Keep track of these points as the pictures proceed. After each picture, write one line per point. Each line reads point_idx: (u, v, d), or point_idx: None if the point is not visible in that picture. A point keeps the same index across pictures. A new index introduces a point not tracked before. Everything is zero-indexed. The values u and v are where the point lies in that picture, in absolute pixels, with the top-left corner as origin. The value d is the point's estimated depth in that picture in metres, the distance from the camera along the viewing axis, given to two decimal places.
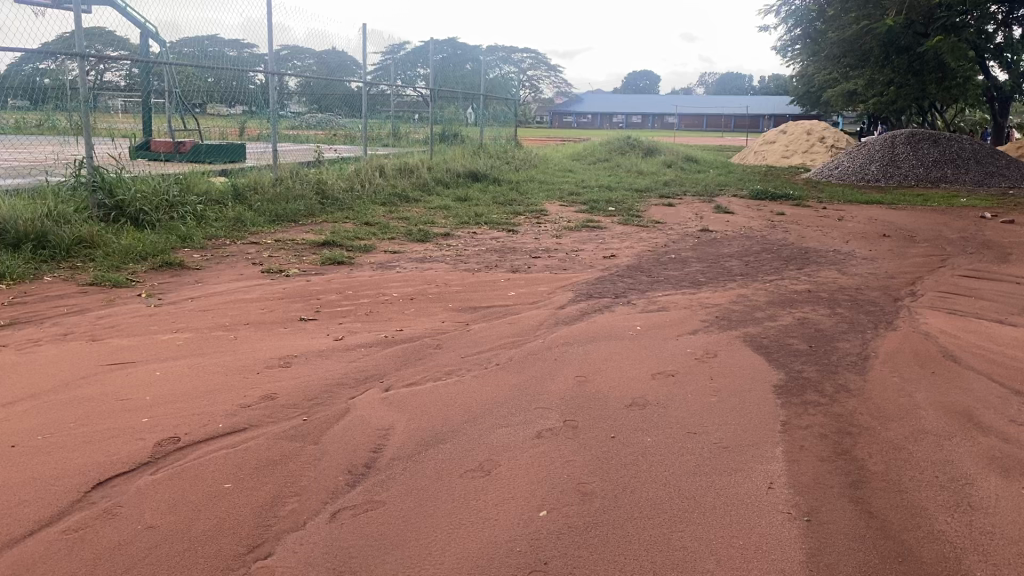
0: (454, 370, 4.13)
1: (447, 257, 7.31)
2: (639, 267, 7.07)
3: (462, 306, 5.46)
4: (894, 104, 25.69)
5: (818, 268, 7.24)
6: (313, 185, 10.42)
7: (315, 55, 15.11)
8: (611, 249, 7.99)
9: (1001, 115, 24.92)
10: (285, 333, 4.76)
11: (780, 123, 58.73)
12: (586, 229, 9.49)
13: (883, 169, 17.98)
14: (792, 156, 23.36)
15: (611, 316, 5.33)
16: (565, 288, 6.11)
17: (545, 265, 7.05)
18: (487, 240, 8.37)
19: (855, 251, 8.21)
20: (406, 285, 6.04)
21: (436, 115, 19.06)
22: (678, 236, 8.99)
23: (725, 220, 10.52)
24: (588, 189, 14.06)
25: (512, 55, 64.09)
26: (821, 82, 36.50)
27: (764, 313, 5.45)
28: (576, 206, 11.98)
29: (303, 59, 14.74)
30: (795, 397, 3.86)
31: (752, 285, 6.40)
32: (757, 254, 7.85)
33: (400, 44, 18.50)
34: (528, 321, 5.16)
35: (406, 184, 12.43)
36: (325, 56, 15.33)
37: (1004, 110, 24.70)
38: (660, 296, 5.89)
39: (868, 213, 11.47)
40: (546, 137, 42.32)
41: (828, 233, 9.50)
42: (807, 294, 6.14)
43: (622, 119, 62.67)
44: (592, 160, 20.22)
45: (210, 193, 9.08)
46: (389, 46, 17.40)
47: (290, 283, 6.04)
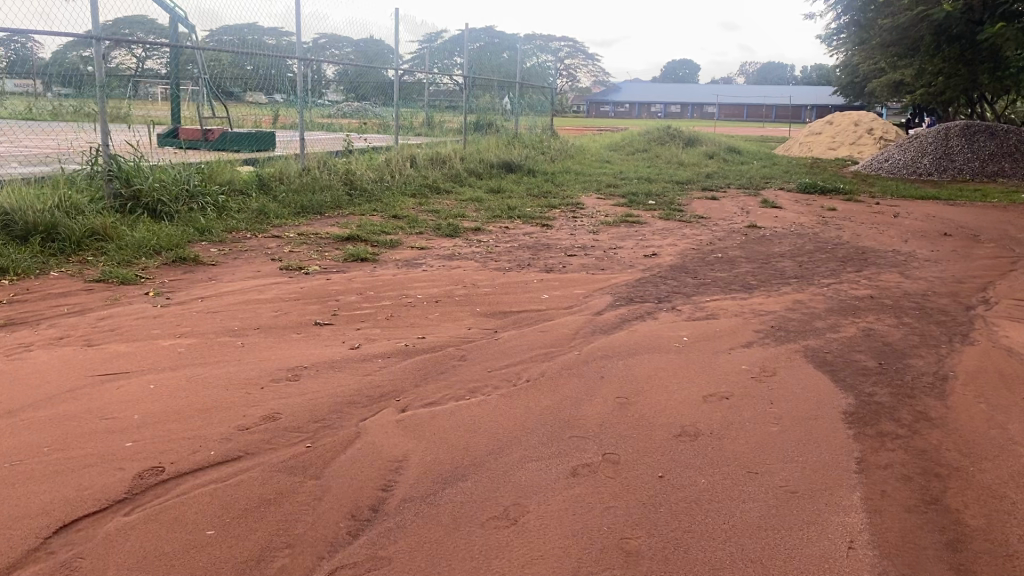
0: (479, 386, 3.70)
1: (477, 254, 6.89)
2: (684, 267, 6.58)
3: (491, 310, 5.02)
4: (946, 95, 24.75)
5: (878, 271, 6.69)
6: (340, 175, 10.05)
7: (352, 43, 14.76)
8: (653, 247, 7.50)
9: None
10: (296, 339, 4.36)
11: (823, 114, 57.47)
12: (625, 224, 9.00)
13: (936, 162, 17.15)
14: (839, 147, 22.58)
15: (654, 324, 4.86)
16: (604, 291, 5.65)
17: (582, 264, 6.59)
18: (520, 236, 7.93)
19: (916, 252, 7.63)
20: (432, 285, 5.62)
21: (471, 104, 18.64)
22: (723, 232, 8.47)
23: (772, 216, 9.95)
24: (627, 181, 13.55)
25: (549, 44, 63.35)
26: (866, 72, 35.46)
27: (824, 324, 4.94)
28: (615, 199, 11.49)
29: (340, 47, 14.42)
30: (869, 428, 3.36)
31: (808, 290, 5.88)
32: (810, 255, 7.31)
33: (435, 31, 18.08)
34: (562, 329, 4.70)
35: (437, 174, 12.03)
36: (362, 44, 14.97)
37: None
38: (707, 302, 5.40)
39: (924, 209, 10.83)
40: (582, 128, 41.76)
41: (884, 231, 8.90)
42: (869, 301, 5.60)
43: (661, 109, 61.76)
44: (630, 150, 19.66)
45: (232, 183, 8.75)
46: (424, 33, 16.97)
47: (309, 281, 5.65)
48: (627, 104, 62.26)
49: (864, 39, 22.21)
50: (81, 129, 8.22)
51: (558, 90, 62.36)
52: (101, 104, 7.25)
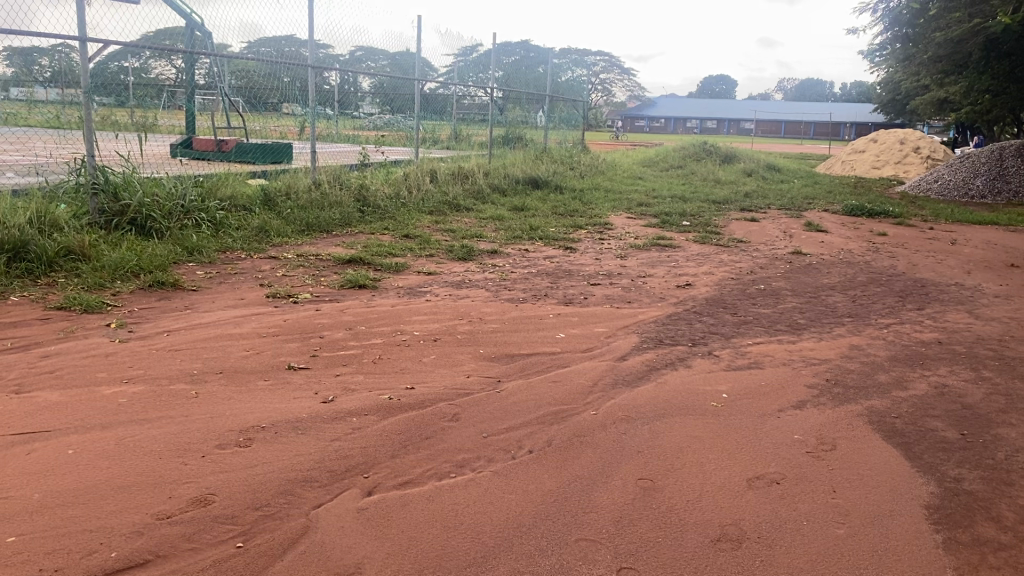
0: (469, 458, 3.01)
1: (490, 281, 6.21)
2: (721, 302, 5.83)
3: (497, 352, 4.32)
4: (993, 114, 23.77)
5: (943, 308, 5.91)
6: (353, 191, 9.42)
7: (387, 55, 14.26)
8: (687, 276, 6.76)
9: None
10: (261, 388, 3.69)
11: (862, 132, 56.27)
12: (656, 248, 8.28)
13: (990, 184, 16.23)
14: (884, 166, 21.66)
15: (688, 375, 4.12)
16: (629, 330, 4.92)
17: (607, 296, 5.87)
18: (540, 260, 7.25)
19: (982, 286, 6.83)
20: (433, 319, 4.94)
21: (500, 117, 18.03)
22: (765, 260, 7.71)
23: (817, 241, 9.17)
24: (659, 199, 12.83)
25: (583, 57, 62.84)
26: (909, 89, 34.38)
27: (889, 378, 4.18)
28: (646, 219, 10.77)
29: (374, 59, 13.93)
30: (963, 535, 2.61)
31: (865, 332, 5.11)
32: (864, 289, 6.53)
33: (471, 45, 17.56)
34: (577, 379, 3.98)
35: (459, 190, 11.40)
36: (394, 55, 14.48)
37: None
38: (749, 347, 4.65)
39: (983, 236, 9.97)
40: (615, 142, 41.05)
41: (943, 260, 8.09)
42: (939, 348, 4.82)
43: (696, 124, 60.92)
44: (665, 167, 18.93)
45: (234, 199, 8.16)
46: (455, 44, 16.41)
47: (294, 312, 5.01)
48: (662, 119, 61.41)
49: (910, 55, 21.32)
50: (66, 138, 7.65)
51: (593, 104, 61.77)
52: (87, 111, 6.68)
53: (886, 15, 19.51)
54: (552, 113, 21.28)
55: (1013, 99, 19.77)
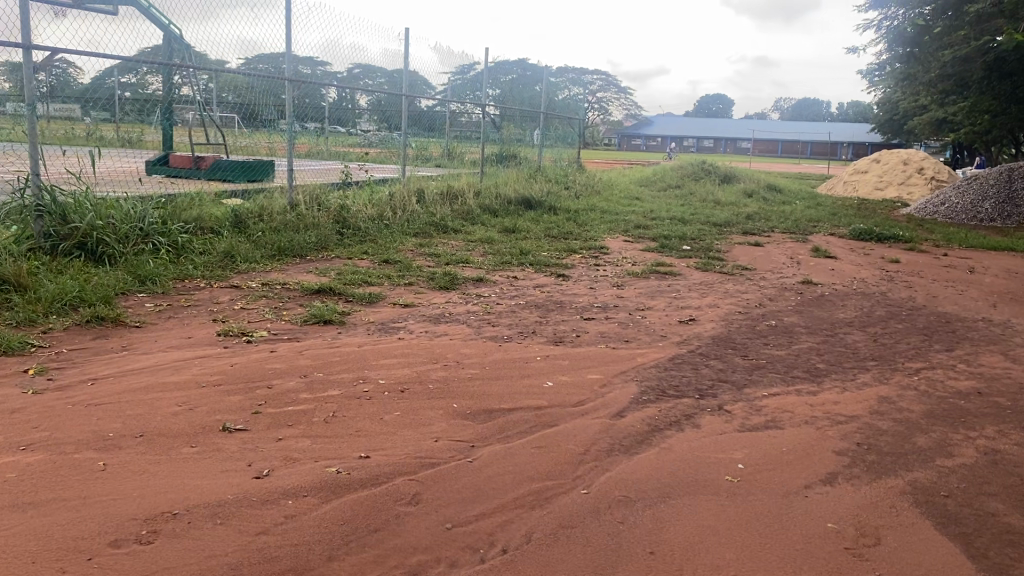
0: (425, 564, 2.40)
1: (473, 314, 5.60)
2: (730, 342, 5.22)
3: (473, 407, 3.71)
4: (995, 135, 23.40)
5: (975, 349, 5.32)
6: (331, 212, 8.81)
7: (384, 71, 13.75)
8: (690, 310, 6.16)
9: None
10: (186, 457, 3.06)
11: (859, 151, 56.02)
12: (656, 276, 7.68)
13: (999, 207, 15.71)
14: (887, 188, 21.18)
15: (698, 438, 3.51)
16: (627, 377, 4.31)
17: (602, 333, 5.27)
18: (530, 289, 6.65)
19: (1012, 322, 6.24)
20: (403, 363, 4.33)
21: (494, 134, 17.47)
22: (774, 291, 7.12)
23: (827, 269, 8.59)
24: (658, 221, 12.27)
25: (580, 75, 62.50)
26: (907, 109, 34.05)
27: (931, 442, 3.56)
28: (644, 243, 10.21)
29: (373, 76, 13.41)
30: None
31: (894, 380, 4.50)
32: (885, 326, 5.94)
33: (468, 61, 17.05)
34: (565, 443, 3.37)
35: (447, 211, 10.82)
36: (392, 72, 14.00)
37: None
38: (765, 402, 4.03)
39: (1000, 263, 9.43)
40: (612, 161, 40.54)
41: (964, 292, 7.51)
42: (980, 401, 4.21)
43: (693, 143, 60.59)
44: (663, 186, 18.40)
45: (200, 221, 7.57)
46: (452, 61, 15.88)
47: (245, 355, 4.39)
48: (659, 137, 61.15)
49: (912, 75, 20.92)
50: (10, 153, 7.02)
51: (589, 122, 61.48)
52: (31, 125, 6.09)
53: (888, 32, 19.13)
54: (548, 131, 20.80)
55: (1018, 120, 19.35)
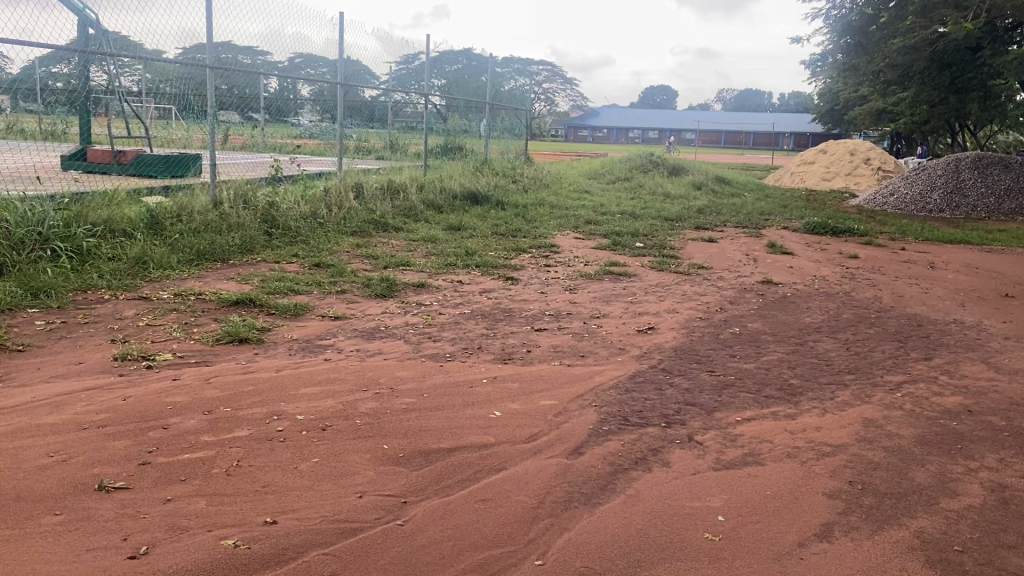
0: None
1: (411, 327, 5.04)
2: (693, 354, 4.75)
3: (405, 449, 3.16)
4: (935, 126, 23.62)
5: (954, 357, 4.95)
6: (258, 211, 8.14)
7: (326, 60, 13.05)
8: (648, 317, 5.68)
9: None
10: (43, 532, 2.46)
11: (801, 142, 56.68)
12: (609, 277, 7.20)
13: (947, 197, 15.67)
14: (834, 179, 21.14)
15: (669, 479, 3.01)
16: (584, 402, 3.80)
17: (554, 346, 4.75)
18: (475, 295, 6.11)
19: (984, 323, 5.92)
20: (327, 392, 3.76)
21: (438, 126, 16.86)
22: (734, 293, 6.70)
23: (785, 267, 8.22)
24: (608, 216, 11.86)
25: (526, 66, 61.96)
26: (848, 100, 34.37)
27: (931, 479, 3.13)
28: (595, 240, 9.75)
29: (315, 65, 12.71)
30: None
31: (876, 399, 4.09)
32: (855, 332, 5.56)
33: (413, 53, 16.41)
34: (515, 494, 2.84)
35: (387, 207, 10.22)
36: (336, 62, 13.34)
37: None
38: (740, 430, 3.56)
39: (955, 257, 9.22)
40: (559, 153, 40.08)
41: (928, 290, 7.19)
42: (972, 422, 3.81)
43: (639, 134, 60.62)
44: (611, 179, 17.99)
45: (110, 222, 6.85)
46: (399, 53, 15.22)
47: (143, 386, 3.77)
48: (606, 129, 60.93)
49: (855, 65, 20.90)
50: None
51: (535, 114, 60.96)
52: None
53: (834, 22, 18.99)
54: (495, 122, 20.20)
55: (956, 111, 19.46)
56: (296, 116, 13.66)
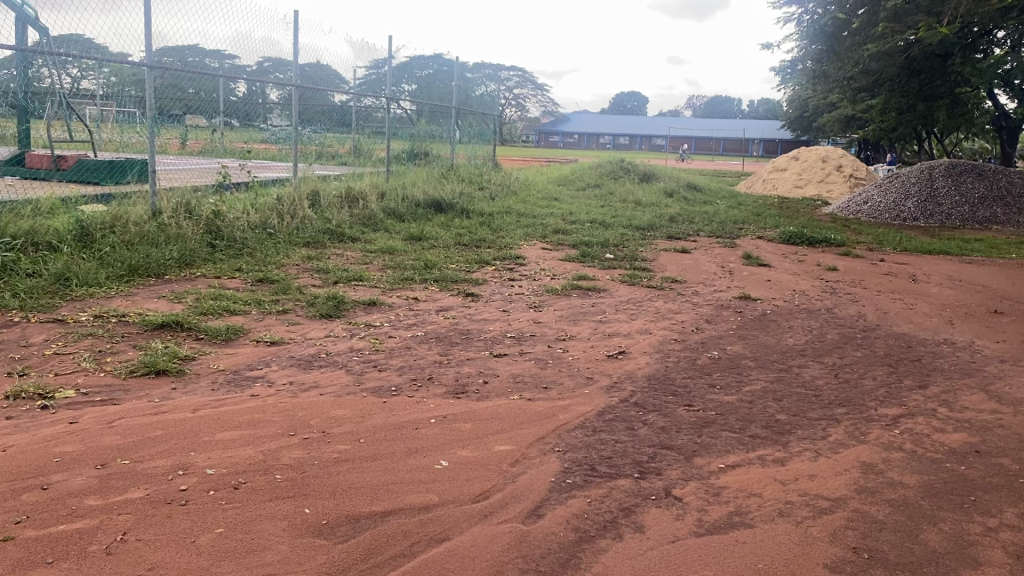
0: None
1: (356, 353, 4.52)
2: (669, 384, 4.28)
3: (329, 514, 2.66)
4: (904, 133, 23.58)
5: (952, 385, 4.54)
6: (201, 221, 7.57)
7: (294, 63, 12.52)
8: (618, 339, 5.21)
9: (1008, 145, 23.23)
10: None
11: (769, 149, 56.92)
12: (578, 293, 6.74)
13: (921, 205, 15.44)
14: (806, 186, 20.91)
15: (644, 550, 2.53)
16: (544, 447, 3.31)
17: (514, 374, 4.26)
18: (432, 314, 5.61)
19: (977, 344, 5.54)
20: (248, 439, 3.24)
21: (404, 131, 16.33)
22: (710, 310, 6.26)
23: (763, 280, 7.83)
24: (577, 225, 11.42)
25: (497, 71, 61.55)
26: (817, 107, 34.42)
27: (948, 544, 2.68)
28: (564, 250, 9.31)
29: (281, 69, 12.18)
30: None
31: (873, 437, 3.64)
32: (841, 355, 5.14)
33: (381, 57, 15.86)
34: (458, 575, 2.35)
35: (345, 216, 9.69)
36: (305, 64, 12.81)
37: (1012, 141, 23.07)
38: (723, 481, 3.08)
39: (935, 269, 8.91)
40: (530, 157, 39.63)
41: (913, 307, 6.83)
42: (982, 465, 3.39)
43: (610, 139, 60.52)
44: (582, 186, 17.58)
45: (32, 234, 6.26)
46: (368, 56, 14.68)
47: (29, 433, 3.21)
48: (576, 134, 60.72)
49: (825, 72, 20.74)
50: None
51: (505, 119, 60.60)
52: None
53: (805, 27, 18.75)
54: (463, 127, 19.72)
55: (923, 117, 19.42)
56: (261, 120, 13.09)
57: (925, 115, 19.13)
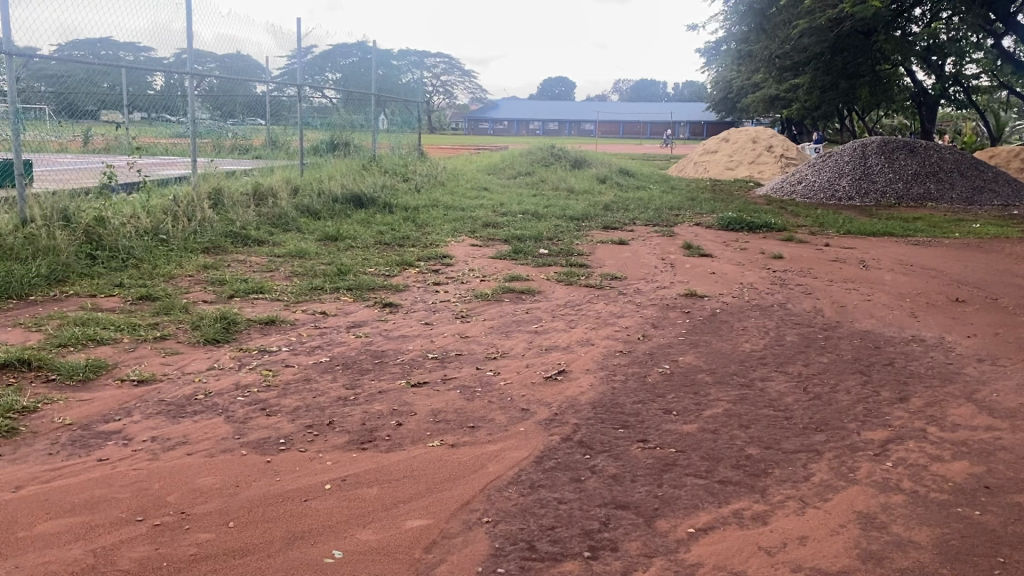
0: None
1: (245, 390, 3.74)
2: (617, 412, 3.62)
3: None
4: (829, 111, 23.58)
5: (936, 396, 4.00)
6: (82, 230, 6.63)
7: (216, 56, 11.43)
8: (556, 355, 4.54)
9: (928, 121, 23.49)
10: None
11: (696, 131, 57.20)
12: (509, 296, 6.06)
13: (856, 184, 15.23)
14: (738, 168, 20.63)
15: None
16: (469, 517, 2.61)
17: (435, 410, 3.54)
18: (340, 331, 4.86)
19: (948, 341, 5.05)
20: (77, 534, 2.44)
21: (324, 122, 15.36)
22: (656, 312, 5.65)
23: (706, 273, 7.27)
24: (507, 216, 10.76)
25: (422, 59, 60.32)
26: (741, 89, 34.41)
27: None
28: (493, 246, 8.62)
29: (202, 61, 11.14)
30: None
31: (864, 476, 3.04)
32: (806, 361, 4.57)
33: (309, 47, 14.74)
34: None
35: (253, 216, 8.80)
36: (227, 59, 11.72)
37: (932, 116, 23.34)
38: (696, 556, 2.43)
39: (882, 254, 8.51)
40: (458, 145, 38.70)
41: (870, 298, 6.34)
42: (998, 508, 2.81)
43: (539, 125, 60.02)
44: (512, 174, 16.92)
45: None
46: (296, 49, 13.62)
47: None
48: (505, 121, 60.02)
49: (753, 51, 20.42)
50: None
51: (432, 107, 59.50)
52: None
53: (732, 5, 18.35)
54: (387, 116, 18.82)
55: (847, 95, 19.31)
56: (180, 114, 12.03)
57: (850, 93, 19.00)
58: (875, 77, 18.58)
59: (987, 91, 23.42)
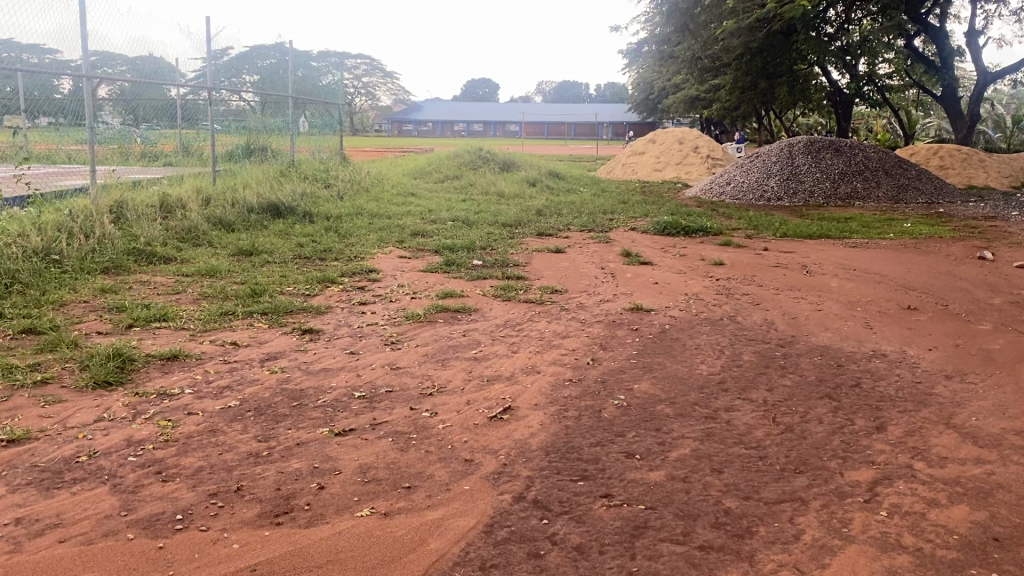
0: None
1: (139, 449, 3.17)
2: (573, 459, 3.18)
3: None
4: (748, 111, 23.75)
5: (914, 423, 3.68)
6: None
7: (126, 58, 10.61)
8: (499, 387, 4.07)
9: (845, 120, 23.88)
10: None
11: (620, 132, 57.58)
12: (443, 316, 5.58)
13: (784, 183, 15.20)
14: (666, 169, 20.54)
15: None
16: None
17: (363, 467, 3.04)
18: (253, 366, 4.29)
19: (911, 356, 4.77)
20: None
21: (239, 126, 14.57)
22: (602, 331, 5.24)
23: (649, 283, 6.92)
24: (435, 224, 10.27)
25: (343, 60, 59.19)
26: (662, 90, 34.56)
27: None
28: (421, 258, 8.11)
29: (111, 64, 10.33)
30: None
31: (860, 532, 2.66)
32: (770, 385, 4.21)
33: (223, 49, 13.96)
34: None
35: (160, 230, 8.08)
36: (136, 60, 10.91)
37: (849, 115, 23.73)
38: None
39: (823, 257, 8.31)
40: (381, 148, 37.93)
41: (821, 307, 6.06)
42: (1014, 567, 2.46)
43: (464, 126, 59.58)
44: (439, 178, 16.42)
45: None
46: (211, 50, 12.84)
47: None
48: (430, 123, 59.32)
49: (676, 51, 20.35)
50: None
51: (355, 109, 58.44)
52: None
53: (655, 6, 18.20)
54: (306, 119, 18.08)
55: (765, 95, 19.41)
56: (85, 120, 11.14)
57: (771, 93, 19.07)
58: (794, 78, 18.71)
59: (900, 90, 23.92)
